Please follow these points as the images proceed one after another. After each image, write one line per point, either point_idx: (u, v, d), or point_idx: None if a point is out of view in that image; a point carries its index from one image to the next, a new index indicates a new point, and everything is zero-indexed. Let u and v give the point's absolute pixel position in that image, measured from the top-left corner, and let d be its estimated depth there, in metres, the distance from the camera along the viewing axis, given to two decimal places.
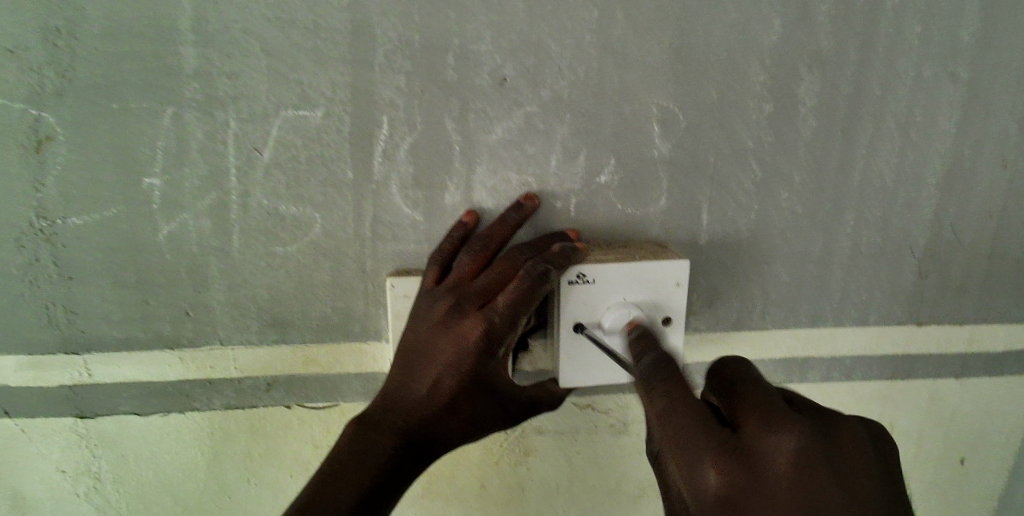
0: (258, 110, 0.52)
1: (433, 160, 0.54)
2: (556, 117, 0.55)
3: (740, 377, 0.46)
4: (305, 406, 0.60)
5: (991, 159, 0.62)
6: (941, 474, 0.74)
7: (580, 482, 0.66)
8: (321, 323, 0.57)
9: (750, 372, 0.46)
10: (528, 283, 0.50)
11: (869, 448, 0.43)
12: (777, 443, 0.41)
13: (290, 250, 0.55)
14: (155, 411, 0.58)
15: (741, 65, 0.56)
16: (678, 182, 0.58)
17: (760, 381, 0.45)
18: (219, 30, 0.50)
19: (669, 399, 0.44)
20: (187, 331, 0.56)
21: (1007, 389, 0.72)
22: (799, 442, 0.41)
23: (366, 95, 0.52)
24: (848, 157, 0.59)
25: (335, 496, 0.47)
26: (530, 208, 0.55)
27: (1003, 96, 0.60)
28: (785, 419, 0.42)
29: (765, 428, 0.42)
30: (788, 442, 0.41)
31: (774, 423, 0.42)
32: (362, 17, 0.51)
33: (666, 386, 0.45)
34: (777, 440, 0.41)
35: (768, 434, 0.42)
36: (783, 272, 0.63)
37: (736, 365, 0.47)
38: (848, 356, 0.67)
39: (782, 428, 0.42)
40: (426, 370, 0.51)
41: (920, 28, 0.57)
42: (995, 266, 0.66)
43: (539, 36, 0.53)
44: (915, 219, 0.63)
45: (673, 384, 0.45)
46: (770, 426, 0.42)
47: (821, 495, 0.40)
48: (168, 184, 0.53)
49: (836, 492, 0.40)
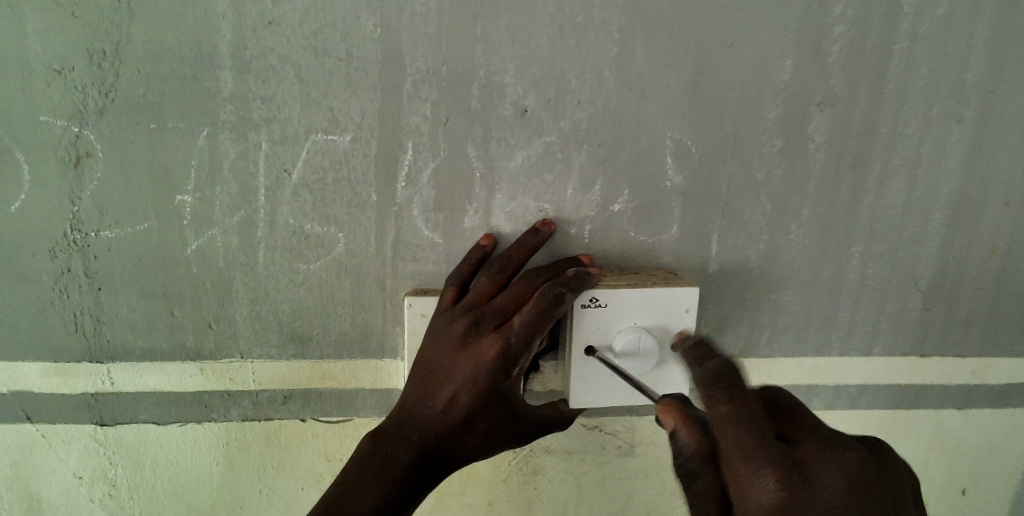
0: (289, 133, 0.54)
1: (454, 186, 0.56)
2: (574, 146, 0.56)
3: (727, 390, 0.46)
4: (320, 419, 0.62)
5: (998, 197, 0.62)
6: (944, 505, 0.74)
7: (587, 503, 0.67)
8: (339, 338, 0.59)
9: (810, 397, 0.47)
10: (543, 305, 0.51)
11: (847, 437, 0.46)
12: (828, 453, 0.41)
13: (313, 266, 0.57)
14: (173, 420, 0.61)
15: (756, 100, 0.57)
16: (693, 213, 0.59)
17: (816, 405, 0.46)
18: (257, 56, 0.53)
19: (734, 395, 0.44)
20: (210, 342, 0.59)
21: (1012, 424, 0.72)
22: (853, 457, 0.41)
23: (392, 121, 0.54)
24: (857, 192, 0.60)
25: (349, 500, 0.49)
26: (546, 233, 0.57)
27: (1011, 136, 0.60)
28: (839, 438, 0.43)
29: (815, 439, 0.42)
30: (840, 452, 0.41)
31: (828, 438, 0.42)
32: (392, 47, 0.53)
33: (733, 386, 0.45)
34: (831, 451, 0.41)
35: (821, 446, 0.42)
36: (792, 303, 0.63)
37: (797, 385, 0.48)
38: (852, 385, 0.68)
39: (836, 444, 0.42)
40: (443, 388, 0.52)
41: (927, 69, 0.58)
42: (1001, 302, 0.66)
43: (561, 68, 0.54)
44: (923, 254, 0.63)
45: (739, 384, 0.45)
46: (823, 440, 0.42)
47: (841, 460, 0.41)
48: (199, 201, 0.55)
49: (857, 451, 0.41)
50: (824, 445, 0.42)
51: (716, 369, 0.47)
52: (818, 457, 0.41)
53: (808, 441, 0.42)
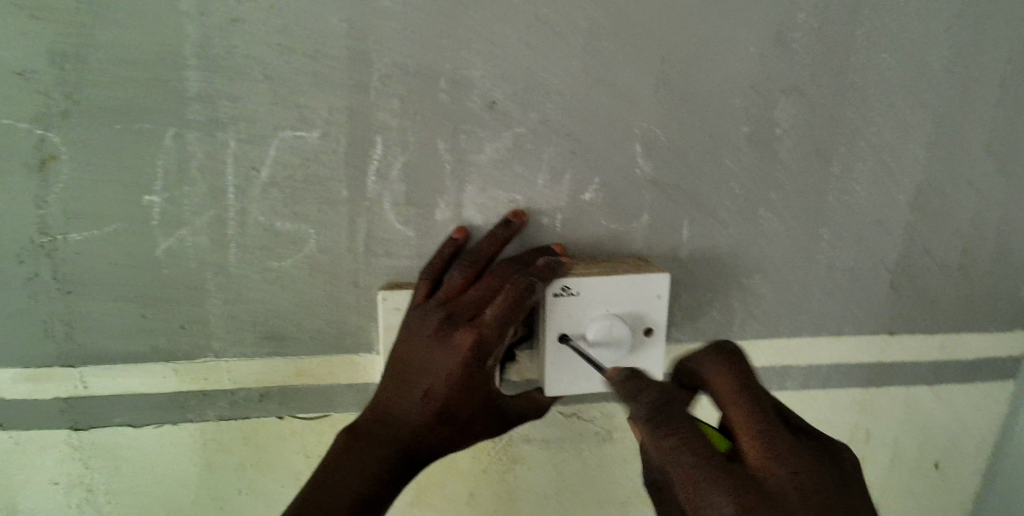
0: (257, 131, 0.54)
1: (425, 180, 0.56)
2: (543, 138, 0.56)
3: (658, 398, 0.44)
4: (298, 417, 0.62)
5: (960, 179, 0.64)
6: (916, 479, 0.76)
7: (567, 490, 0.68)
8: (314, 335, 0.59)
9: (745, 373, 0.47)
10: (514, 295, 0.52)
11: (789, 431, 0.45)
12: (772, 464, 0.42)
13: (285, 264, 0.57)
14: (149, 423, 0.61)
15: (722, 89, 0.57)
16: (663, 201, 0.60)
17: (754, 387, 0.46)
18: (222, 55, 0.52)
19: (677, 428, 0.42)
20: (184, 344, 0.59)
21: (980, 397, 0.74)
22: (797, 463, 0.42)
23: (361, 117, 0.54)
24: (824, 177, 0.61)
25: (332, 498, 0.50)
26: (517, 224, 0.57)
27: (970, 118, 0.62)
28: (781, 437, 0.43)
29: (760, 448, 0.43)
30: (784, 460, 0.42)
31: (769, 440, 0.43)
32: (358, 43, 0.53)
33: (672, 421, 0.42)
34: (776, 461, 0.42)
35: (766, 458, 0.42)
36: (764, 287, 0.64)
37: (731, 362, 0.47)
38: (824, 365, 0.69)
39: (779, 449, 0.42)
40: (418, 382, 0.53)
41: (889, 54, 0.59)
42: (965, 279, 0.68)
43: (528, 61, 0.55)
44: (889, 236, 0.65)
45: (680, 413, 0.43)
46: (768, 447, 0.42)
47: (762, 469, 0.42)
48: (168, 201, 0.55)
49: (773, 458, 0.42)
50: (771, 454, 0.42)
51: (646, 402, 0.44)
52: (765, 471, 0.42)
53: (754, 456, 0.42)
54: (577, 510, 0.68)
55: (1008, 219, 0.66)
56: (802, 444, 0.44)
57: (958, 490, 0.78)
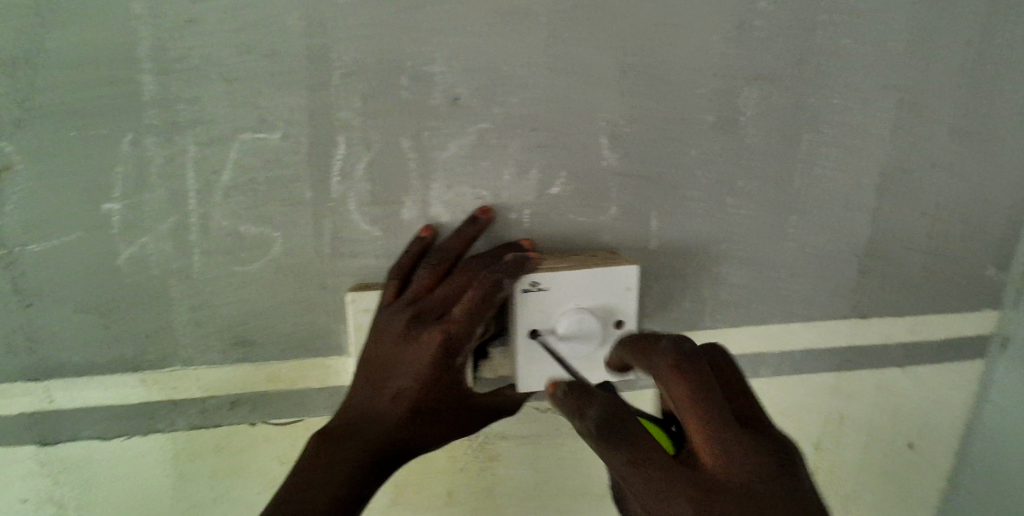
0: (217, 134, 0.53)
1: (390, 178, 0.56)
2: (507, 132, 0.56)
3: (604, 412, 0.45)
4: (270, 422, 0.61)
5: (923, 161, 0.64)
6: (891, 459, 0.77)
7: (545, 484, 0.68)
8: (283, 339, 0.59)
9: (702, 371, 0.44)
10: (482, 291, 0.52)
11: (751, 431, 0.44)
12: (723, 462, 0.41)
13: (251, 267, 0.57)
14: (118, 435, 0.60)
15: (685, 79, 0.57)
16: (630, 193, 0.60)
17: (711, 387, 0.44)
18: (178, 57, 0.51)
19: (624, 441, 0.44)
20: (151, 353, 0.58)
21: (951, 375, 0.75)
22: (750, 459, 0.41)
23: (322, 117, 0.54)
24: (789, 164, 0.62)
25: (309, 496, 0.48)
26: (484, 221, 0.57)
27: (931, 100, 0.62)
28: (733, 434, 0.42)
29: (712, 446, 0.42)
30: (735, 457, 0.41)
31: (727, 444, 0.42)
32: (316, 42, 0.52)
33: (620, 432, 0.44)
34: (727, 459, 0.41)
35: (717, 458, 0.42)
36: (733, 275, 0.65)
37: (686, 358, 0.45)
38: (796, 351, 0.69)
39: (730, 447, 0.42)
40: (388, 383, 0.53)
41: (850, 40, 0.59)
42: (932, 260, 0.69)
43: (490, 55, 0.54)
44: (856, 220, 0.65)
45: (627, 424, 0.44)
46: (718, 447, 0.42)
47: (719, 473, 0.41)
48: (129, 208, 0.54)
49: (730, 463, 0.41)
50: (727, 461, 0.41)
51: (593, 413, 0.45)
52: (716, 469, 0.41)
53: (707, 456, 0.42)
54: (556, 504, 0.69)
55: (970, 199, 0.67)
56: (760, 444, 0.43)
57: (933, 468, 0.79)
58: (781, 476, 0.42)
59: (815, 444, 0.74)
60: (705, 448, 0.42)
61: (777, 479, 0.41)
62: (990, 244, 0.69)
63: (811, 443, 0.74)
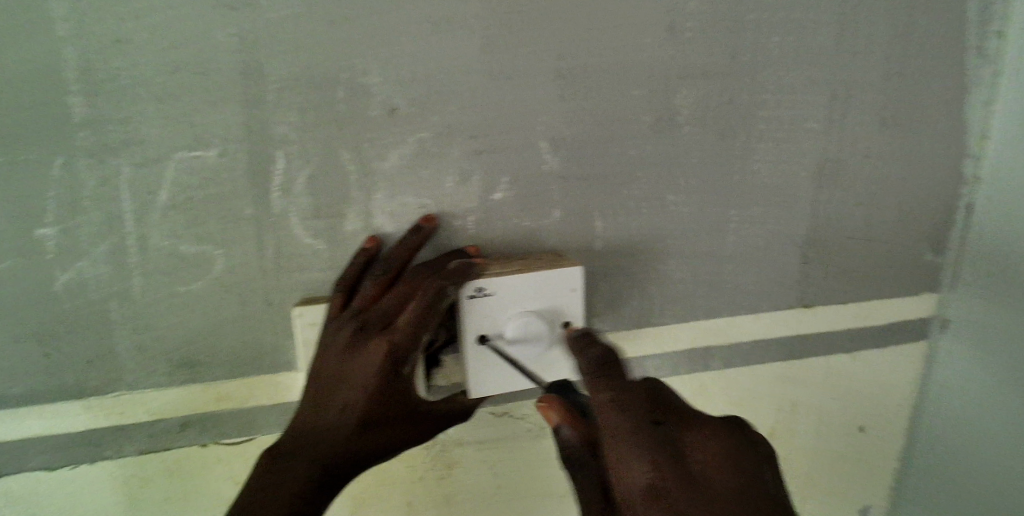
0: (151, 154, 0.52)
1: (331, 191, 0.56)
2: (448, 141, 0.57)
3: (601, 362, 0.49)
4: (222, 442, 0.61)
5: (856, 153, 0.66)
6: (844, 443, 0.79)
7: (505, 488, 0.69)
8: (231, 357, 0.58)
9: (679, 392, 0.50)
10: (427, 301, 0.53)
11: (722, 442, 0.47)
12: (704, 445, 0.45)
13: (194, 287, 0.56)
14: (64, 464, 0.58)
15: (621, 82, 0.59)
16: (573, 195, 0.61)
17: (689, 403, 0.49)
18: (106, 76, 0.50)
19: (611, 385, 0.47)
20: (95, 379, 0.56)
21: (896, 358, 0.77)
22: (731, 449, 0.45)
23: (259, 132, 0.53)
24: (727, 160, 0.63)
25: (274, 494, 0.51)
26: (428, 229, 0.57)
27: (860, 93, 0.64)
28: (716, 426, 0.46)
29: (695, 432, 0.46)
30: (718, 443, 0.45)
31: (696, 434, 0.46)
32: (248, 57, 0.51)
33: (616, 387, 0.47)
34: (711, 444, 0.45)
35: (700, 439, 0.45)
36: (680, 271, 0.66)
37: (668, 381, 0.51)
38: (745, 342, 0.71)
39: (713, 435, 0.45)
40: (335, 397, 0.52)
41: (780, 38, 0.61)
42: (870, 249, 0.71)
43: (426, 65, 0.54)
44: (794, 212, 0.67)
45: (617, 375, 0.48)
46: (703, 431, 0.46)
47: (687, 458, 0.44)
48: (64, 233, 0.52)
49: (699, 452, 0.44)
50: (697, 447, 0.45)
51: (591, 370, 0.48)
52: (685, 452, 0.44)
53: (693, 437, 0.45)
54: (517, 506, 0.70)
55: (904, 187, 0.69)
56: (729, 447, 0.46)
57: (884, 449, 0.82)
58: (743, 481, 0.44)
59: (769, 432, 0.76)
60: (688, 431, 0.46)
61: (738, 480, 0.44)
62: (926, 229, 0.72)
63: (766, 431, 0.76)
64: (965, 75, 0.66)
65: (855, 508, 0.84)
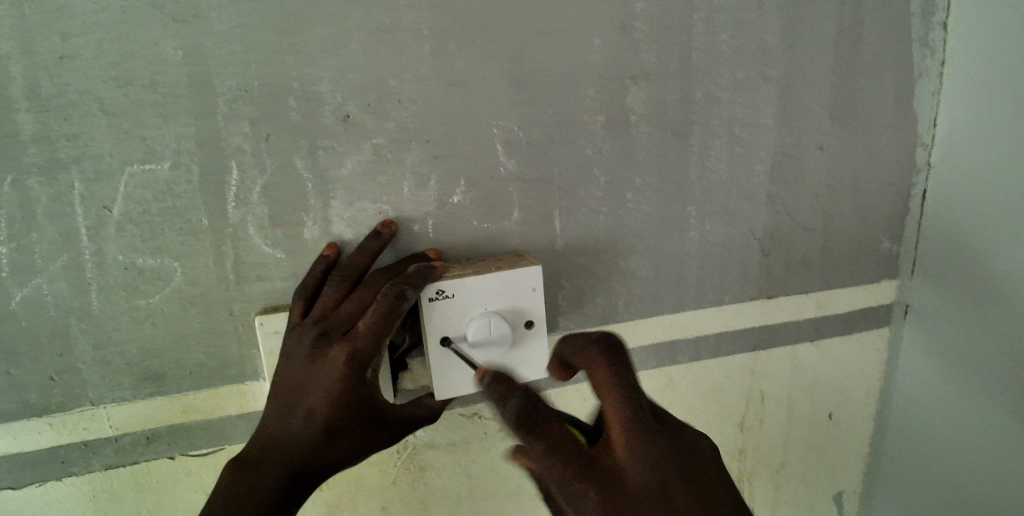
0: (105, 169, 0.52)
1: (289, 200, 0.56)
2: (404, 146, 0.57)
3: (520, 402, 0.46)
4: (190, 454, 0.61)
5: (809, 145, 0.68)
6: (814, 430, 0.81)
7: (478, 488, 0.69)
8: (196, 369, 0.58)
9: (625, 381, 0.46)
10: (387, 304, 0.53)
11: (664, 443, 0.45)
12: (636, 465, 0.44)
13: (154, 300, 0.56)
14: (30, 482, 0.57)
15: (573, 82, 0.59)
16: (531, 196, 0.62)
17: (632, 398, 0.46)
18: (55, 93, 0.50)
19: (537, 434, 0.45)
20: (57, 396, 0.56)
21: (861, 345, 0.79)
22: (663, 463, 0.44)
23: (213, 144, 0.53)
24: (683, 157, 0.64)
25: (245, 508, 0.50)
26: (387, 235, 0.58)
27: (810, 87, 0.66)
28: (649, 437, 0.45)
29: (628, 451, 0.44)
30: (651, 462, 0.44)
31: (634, 449, 0.44)
32: (198, 70, 0.52)
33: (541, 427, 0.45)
34: (642, 463, 0.44)
35: (632, 458, 0.44)
36: (642, 267, 0.67)
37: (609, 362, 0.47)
38: (711, 334, 0.72)
39: (645, 448, 0.44)
40: (298, 404, 0.53)
41: (727, 35, 0.62)
42: (829, 238, 0.72)
43: (377, 72, 0.55)
44: (752, 205, 0.68)
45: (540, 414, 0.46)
46: (634, 448, 0.44)
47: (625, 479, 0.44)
48: (19, 251, 0.52)
49: (639, 469, 0.44)
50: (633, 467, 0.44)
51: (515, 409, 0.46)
52: (625, 474, 0.44)
53: (626, 459, 0.44)
54: (491, 506, 0.70)
55: (858, 177, 0.71)
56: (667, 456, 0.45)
57: (853, 434, 0.83)
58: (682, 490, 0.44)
59: (740, 423, 0.77)
60: (622, 450, 0.44)
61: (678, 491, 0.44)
62: (883, 217, 0.73)
63: (736, 422, 0.77)
64: (911, 65, 0.68)
65: (828, 494, 0.85)
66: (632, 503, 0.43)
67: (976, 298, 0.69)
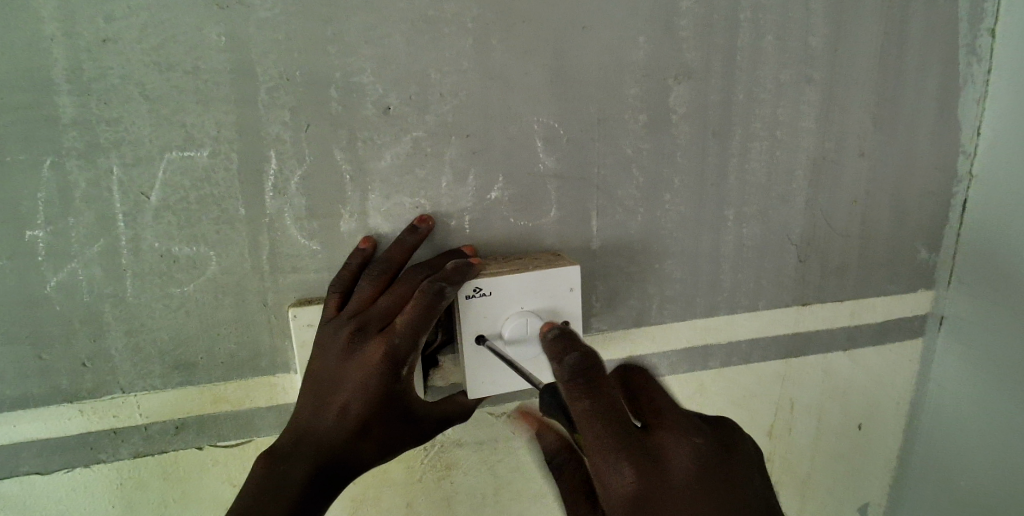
0: (143, 154, 0.52)
1: (325, 192, 0.55)
2: (443, 140, 0.56)
3: (563, 359, 0.45)
4: (218, 445, 0.60)
5: (852, 150, 0.66)
6: (843, 440, 0.80)
7: (504, 489, 0.68)
8: (227, 360, 0.58)
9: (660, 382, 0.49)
10: (426, 301, 0.52)
11: (702, 433, 0.45)
12: (679, 449, 0.43)
13: (188, 289, 0.55)
14: (59, 468, 0.57)
15: (616, 79, 0.58)
16: (569, 194, 0.61)
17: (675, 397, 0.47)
18: (97, 78, 0.49)
19: (589, 394, 0.43)
20: (88, 382, 0.56)
21: (894, 355, 0.77)
22: (704, 449, 0.44)
23: (252, 133, 0.53)
24: (723, 160, 0.63)
25: (279, 488, 0.50)
26: (424, 230, 0.57)
27: (856, 91, 0.64)
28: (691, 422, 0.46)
29: (671, 425, 0.45)
30: (696, 445, 0.44)
31: (677, 424, 0.45)
32: (241, 57, 0.51)
33: (594, 387, 0.43)
34: (681, 442, 0.43)
35: (676, 437, 0.44)
36: (677, 270, 0.66)
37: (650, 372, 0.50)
38: (743, 340, 0.71)
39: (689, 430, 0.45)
40: (333, 399, 0.52)
41: (774, 36, 0.60)
42: (868, 246, 0.71)
43: (420, 64, 0.54)
44: (791, 210, 0.67)
45: (598, 376, 0.44)
46: (678, 429, 0.44)
47: (667, 456, 0.43)
48: (54, 235, 0.52)
49: (685, 448, 0.43)
50: (678, 434, 0.44)
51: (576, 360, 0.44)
52: (670, 449, 0.43)
53: (669, 437, 0.44)
54: (516, 507, 0.69)
55: (900, 184, 0.69)
56: (703, 440, 0.45)
57: (883, 446, 0.82)
58: (712, 470, 0.43)
59: (768, 430, 0.76)
60: (666, 430, 0.44)
61: (708, 474, 0.43)
62: (923, 227, 0.72)
63: (765, 429, 0.76)
64: (959, 73, 0.66)
65: (855, 505, 0.83)
66: (668, 488, 0.42)
67: (1018, 314, 0.67)
